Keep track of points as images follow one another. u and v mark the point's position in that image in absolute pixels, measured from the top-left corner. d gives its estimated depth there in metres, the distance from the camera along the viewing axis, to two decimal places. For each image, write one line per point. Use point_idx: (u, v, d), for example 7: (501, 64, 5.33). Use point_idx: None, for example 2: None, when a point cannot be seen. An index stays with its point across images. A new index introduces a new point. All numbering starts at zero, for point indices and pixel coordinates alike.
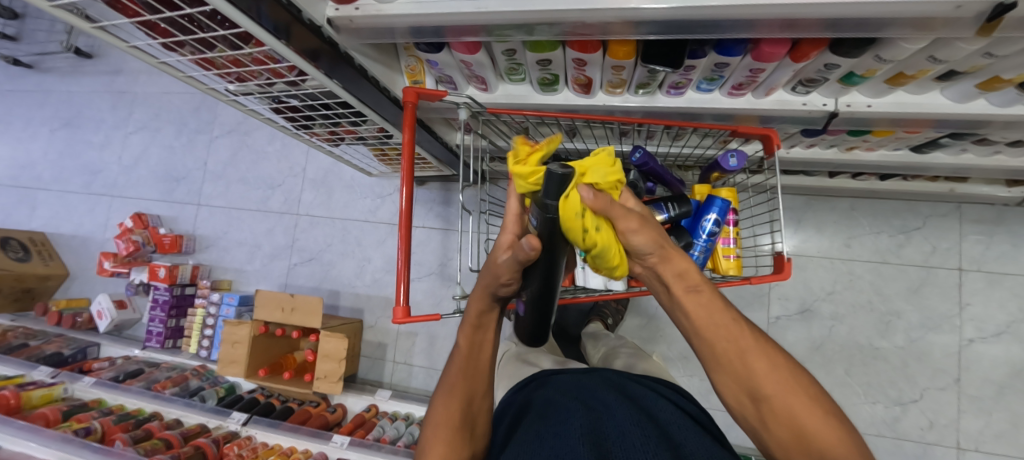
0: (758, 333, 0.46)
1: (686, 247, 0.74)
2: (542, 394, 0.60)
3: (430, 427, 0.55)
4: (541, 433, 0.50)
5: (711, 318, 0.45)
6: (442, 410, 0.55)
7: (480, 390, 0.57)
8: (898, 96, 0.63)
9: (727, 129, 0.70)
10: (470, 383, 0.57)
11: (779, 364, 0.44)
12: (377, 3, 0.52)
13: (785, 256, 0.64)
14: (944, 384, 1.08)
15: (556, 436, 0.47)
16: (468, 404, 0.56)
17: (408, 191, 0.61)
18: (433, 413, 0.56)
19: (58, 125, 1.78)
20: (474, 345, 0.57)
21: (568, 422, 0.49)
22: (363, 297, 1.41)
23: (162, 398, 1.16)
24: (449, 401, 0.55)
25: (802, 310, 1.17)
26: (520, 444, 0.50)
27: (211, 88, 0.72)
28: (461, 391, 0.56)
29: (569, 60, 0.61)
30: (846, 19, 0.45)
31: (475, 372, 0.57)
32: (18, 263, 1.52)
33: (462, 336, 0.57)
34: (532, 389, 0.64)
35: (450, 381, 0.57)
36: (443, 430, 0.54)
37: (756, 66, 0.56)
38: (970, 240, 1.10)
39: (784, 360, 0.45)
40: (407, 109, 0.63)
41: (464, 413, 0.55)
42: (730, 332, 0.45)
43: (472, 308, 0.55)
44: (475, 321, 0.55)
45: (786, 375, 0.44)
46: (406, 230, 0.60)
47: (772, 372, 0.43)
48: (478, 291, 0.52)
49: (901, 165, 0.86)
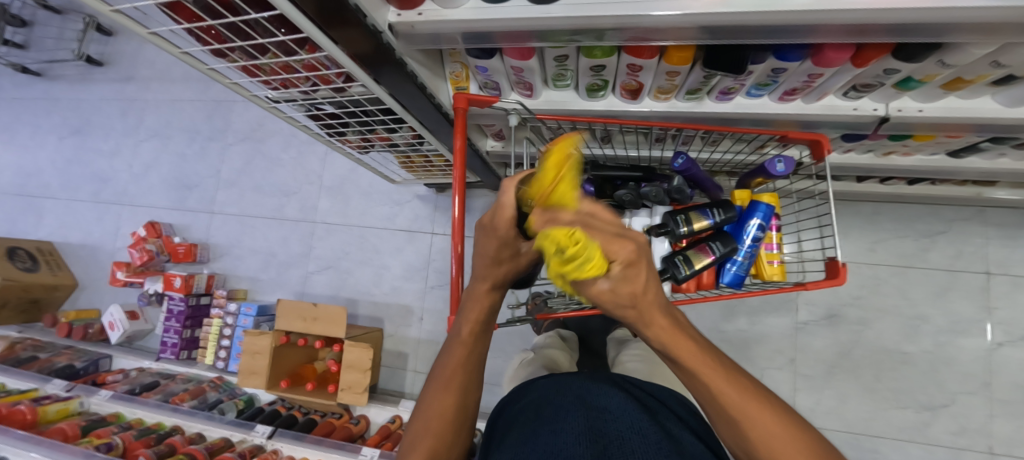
0: (761, 392, 0.37)
1: (731, 252, 0.73)
2: (534, 393, 0.56)
3: (417, 425, 0.49)
4: (536, 431, 0.46)
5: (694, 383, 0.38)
6: (432, 405, 0.49)
7: (474, 385, 0.52)
8: (948, 101, 0.63)
9: (776, 135, 0.69)
10: (462, 377, 0.51)
11: (786, 432, 0.35)
12: (440, 8, 0.52)
13: (839, 261, 0.64)
14: (973, 388, 1.08)
15: (552, 435, 0.44)
16: (464, 397, 0.50)
17: (459, 200, 0.60)
18: (422, 405, 0.50)
19: (67, 133, 1.76)
20: (473, 341, 0.52)
21: (563, 423, 0.45)
22: (381, 305, 1.39)
23: (182, 411, 1.14)
24: (444, 395, 0.49)
25: (828, 315, 1.16)
26: (515, 443, 0.46)
27: (253, 95, 0.70)
28: (456, 386, 0.50)
29: (622, 66, 0.61)
30: (912, 25, 0.44)
31: (471, 364, 0.52)
32: (26, 273, 1.48)
33: (465, 326, 0.52)
34: (522, 393, 0.59)
35: (442, 375, 0.51)
36: (432, 424, 0.48)
37: (815, 71, 0.56)
38: (994, 244, 1.10)
39: (795, 428, 0.36)
40: (459, 115, 0.63)
41: (458, 412, 0.49)
42: (719, 393, 0.37)
43: (481, 298, 0.52)
44: (480, 314, 0.52)
45: (789, 444, 0.35)
46: (459, 239, 0.59)
47: (775, 440, 0.35)
48: (486, 284, 0.51)
49: (935, 169, 0.86)
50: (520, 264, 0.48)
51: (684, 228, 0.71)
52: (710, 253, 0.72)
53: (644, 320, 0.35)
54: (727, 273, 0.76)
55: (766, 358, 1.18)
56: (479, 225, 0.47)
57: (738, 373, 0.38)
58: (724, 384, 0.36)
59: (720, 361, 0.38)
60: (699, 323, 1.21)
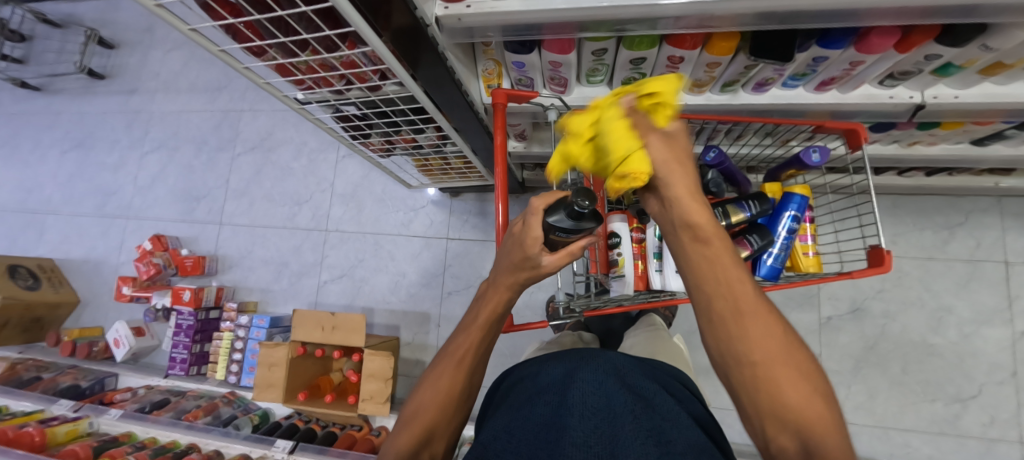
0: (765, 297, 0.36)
1: (768, 245, 0.72)
2: (533, 368, 0.61)
3: (422, 395, 0.54)
4: (534, 406, 0.49)
5: (709, 268, 0.36)
6: (439, 380, 0.54)
7: (478, 367, 0.56)
8: (985, 88, 0.63)
9: (812, 125, 0.69)
10: (472, 362, 0.55)
11: (781, 337, 0.35)
12: (489, 0, 0.51)
13: (884, 249, 0.63)
14: (1001, 378, 1.08)
15: (553, 411, 0.47)
16: (470, 380, 0.55)
17: (504, 205, 0.60)
18: (430, 375, 0.55)
19: (69, 147, 1.72)
20: (486, 328, 0.55)
21: (558, 396, 0.49)
22: (398, 313, 1.37)
23: (197, 428, 1.10)
24: (452, 373, 0.54)
25: (853, 309, 1.16)
26: (514, 416, 0.50)
27: (285, 96, 0.69)
28: (465, 368, 0.55)
29: (663, 58, 0.60)
30: (949, 6, 0.44)
31: (481, 350, 0.56)
32: (28, 291, 1.44)
33: (482, 314, 0.55)
34: (521, 376, 0.62)
35: (454, 354, 0.55)
36: (435, 396, 0.53)
37: (858, 58, 0.56)
38: (1013, 233, 1.11)
39: (789, 336, 0.35)
40: (498, 111, 0.62)
41: (462, 390, 0.54)
42: (727, 282, 0.36)
43: (501, 291, 0.54)
44: (499, 304, 0.54)
45: (778, 343, 0.35)
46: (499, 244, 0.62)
47: (771, 342, 0.34)
48: (507, 279, 0.53)
49: (960, 159, 0.87)
50: (539, 274, 0.51)
51: (722, 222, 0.70)
52: (749, 246, 0.71)
53: (681, 193, 0.37)
54: (765, 265, 0.74)
55: None
56: (509, 234, 0.52)
57: (748, 273, 0.37)
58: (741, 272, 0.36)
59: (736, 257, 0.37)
60: None
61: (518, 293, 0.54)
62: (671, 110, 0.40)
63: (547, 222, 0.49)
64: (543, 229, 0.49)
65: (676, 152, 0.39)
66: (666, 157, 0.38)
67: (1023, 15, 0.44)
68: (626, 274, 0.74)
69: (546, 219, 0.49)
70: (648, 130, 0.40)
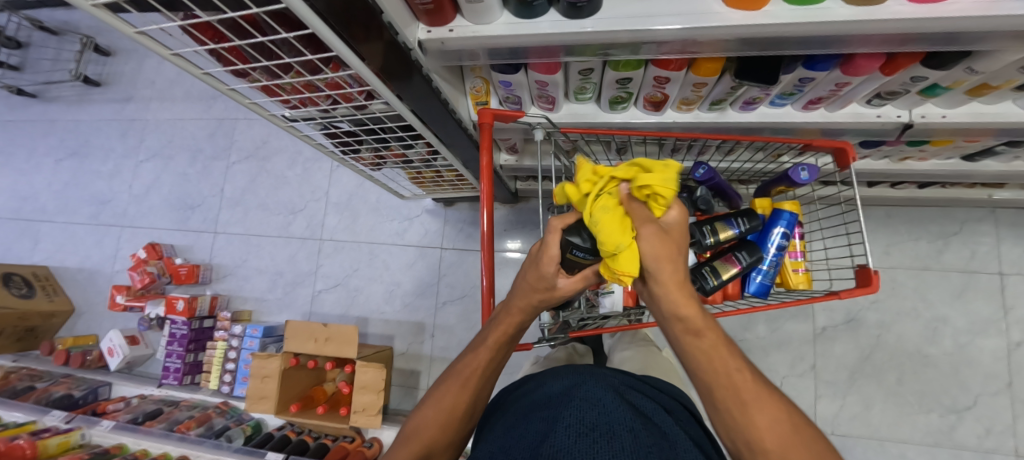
0: (758, 377, 0.43)
1: (757, 261, 0.72)
2: (532, 385, 0.61)
3: (425, 411, 0.54)
4: (529, 422, 0.50)
5: (710, 366, 0.42)
6: (443, 398, 0.55)
7: (484, 388, 0.57)
8: (973, 107, 0.63)
9: (800, 143, 0.69)
10: (480, 382, 0.56)
11: (783, 416, 0.40)
12: (472, 24, 0.51)
13: (872, 269, 0.63)
14: (996, 389, 1.07)
15: (546, 423, 0.48)
16: (473, 402, 0.55)
17: (488, 213, 0.60)
18: (436, 392, 0.56)
19: (65, 155, 1.72)
20: (496, 350, 0.56)
21: (554, 410, 0.50)
22: (393, 323, 1.36)
23: (188, 441, 1.10)
24: (457, 392, 0.55)
25: (847, 320, 1.16)
26: (509, 434, 0.50)
27: (271, 115, 0.70)
28: (470, 389, 0.55)
29: (649, 79, 0.60)
30: (928, 36, 0.44)
31: (488, 372, 0.56)
32: (22, 299, 1.44)
33: (491, 335, 0.56)
34: (518, 393, 0.63)
35: (460, 374, 0.56)
36: (439, 413, 0.54)
37: (843, 79, 0.56)
38: (1007, 244, 1.11)
39: (788, 410, 0.41)
40: (484, 130, 0.62)
41: (465, 411, 0.55)
42: (728, 375, 0.42)
43: (514, 314, 0.55)
44: (510, 327, 0.56)
45: (789, 428, 0.40)
46: (489, 252, 0.60)
47: (779, 428, 0.40)
48: (520, 302, 0.54)
49: (951, 173, 0.87)
50: (555, 296, 0.51)
51: (710, 239, 0.69)
52: (737, 264, 0.71)
53: (679, 292, 0.42)
54: (754, 282, 0.75)
55: (787, 365, 1.16)
56: (526, 256, 0.52)
57: (740, 356, 0.43)
58: (735, 362, 0.42)
59: (730, 346, 0.43)
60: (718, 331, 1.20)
61: (530, 317, 0.55)
62: (667, 196, 0.44)
63: (567, 240, 0.46)
64: (561, 248, 0.47)
65: (668, 244, 0.43)
66: (660, 251, 0.42)
67: (998, 43, 0.44)
68: (615, 291, 0.74)
69: (564, 236, 0.46)
70: (644, 218, 0.44)
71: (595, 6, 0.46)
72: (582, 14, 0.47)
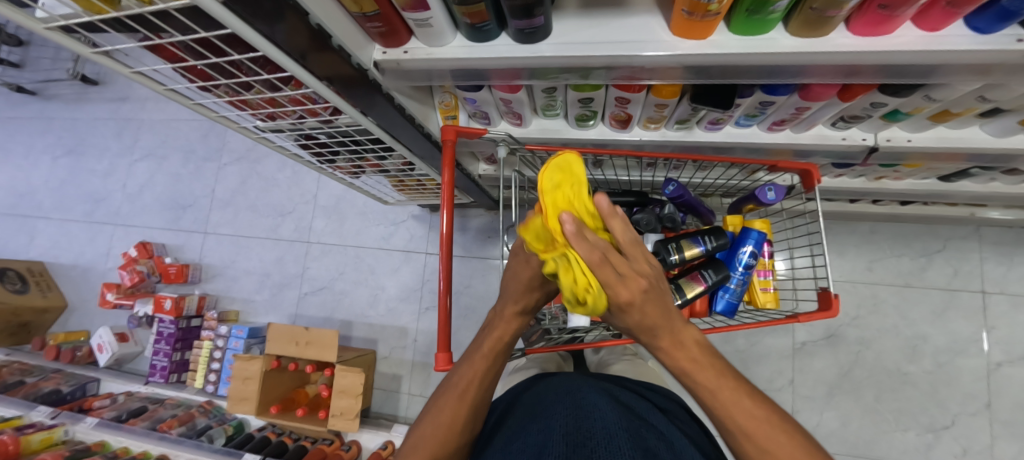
0: (775, 413, 0.38)
1: (724, 280, 0.72)
2: (531, 397, 0.63)
3: (425, 425, 0.54)
4: (527, 429, 0.54)
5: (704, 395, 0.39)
6: (442, 411, 0.54)
7: (484, 399, 0.56)
8: (938, 132, 0.62)
9: (766, 164, 0.69)
10: (481, 393, 0.56)
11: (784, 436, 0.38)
12: (426, 46, 0.51)
13: (832, 293, 0.63)
14: (975, 409, 1.06)
15: (540, 432, 0.51)
16: (472, 414, 0.55)
17: (448, 215, 0.60)
18: (434, 405, 0.55)
19: (62, 153, 1.75)
20: (493, 359, 0.56)
21: (550, 417, 0.53)
22: (376, 327, 1.37)
23: (168, 440, 1.12)
24: (455, 405, 0.54)
25: (828, 335, 1.15)
26: (511, 439, 0.54)
27: (241, 127, 0.71)
28: (468, 401, 0.55)
29: (611, 99, 0.61)
30: (867, 67, 0.44)
31: (484, 381, 0.56)
32: (15, 295, 1.46)
33: (485, 343, 0.57)
34: (516, 398, 0.66)
35: (456, 385, 0.56)
36: (440, 427, 0.53)
37: (803, 104, 0.56)
38: (991, 263, 1.10)
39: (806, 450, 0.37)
40: (447, 147, 0.62)
41: (465, 422, 0.54)
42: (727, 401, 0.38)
43: (507, 323, 0.55)
44: (506, 334, 0.56)
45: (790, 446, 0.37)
46: (449, 257, 0.60)
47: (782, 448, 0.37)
48: (513, 307, 0.54)
49: (928, 193, 0.86)
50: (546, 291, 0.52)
51: (676, 257, 0.68)
52: (703, 282, 0.70)
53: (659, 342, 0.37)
54: (721, 300, 0.74)
55: (765, 379, 1.16)
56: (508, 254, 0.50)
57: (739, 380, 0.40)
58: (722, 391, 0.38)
59: (731, 378, 0.39)
60: None
61: (525, 320, 0.56)
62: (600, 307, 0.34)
63: None
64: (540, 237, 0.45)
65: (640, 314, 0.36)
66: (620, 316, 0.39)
67: (938, 77, 0.44)
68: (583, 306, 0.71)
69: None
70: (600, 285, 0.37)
71: (546, 30, 0.46)
72: (535, 39, 0.47)
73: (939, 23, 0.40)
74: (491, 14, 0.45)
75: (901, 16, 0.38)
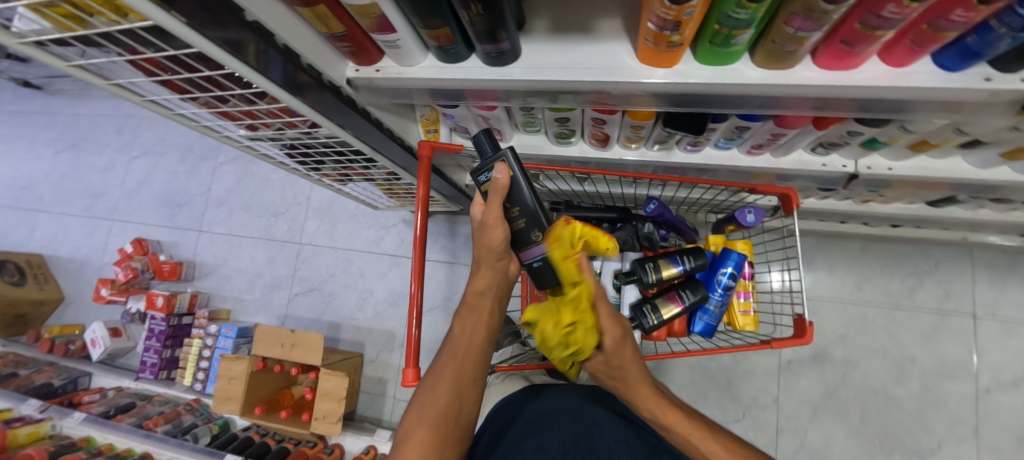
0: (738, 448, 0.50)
1: (702, 301, 0.71)
2: (523, 409, 0.64)
3: (410, 415, 0.51)
4: (524, 445, 0.55)
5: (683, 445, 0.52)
6: (426, 396, 0.52)
7: (469, 377, 0.54)
8: (919, 160, 0.62)
9: (745, 186, 0.69)
10: (468, 368, 0.54)
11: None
12: (398, 65, 0.51)
13: (807, 320, 0.63)
14: (962, 435, 1.05)
15: (540, 450, 0.53)
16: (457, 393, 0.52)
17: (421, 220, 0.61)
18: (418, 398, 0.52)
19: (63, 147, 1.77)
20: (468, 330, 0.56)
21: (548, 436, 0.55)
22: (363, 330, 1.38)
23: (152, 439, 1.14)
24: (438, 386, 0.52)
25: (814, 355, 1.14)
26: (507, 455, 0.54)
27: (224, 136, 0.71)
28: (450, 378, 0.53)
29: (588, 119, 0.61)
30: (834, 101, 0.44)
31: (465, 354, 0.55)
32: (13, 287, 1.49)
33: (458, 317, 0.57)
34: (507, 409, 0.67)
35: (438, 370, 0.54)
36: (425, 415, 0.50)
37: (778, 131, 0.55)
38: (982, 287, 1.08)
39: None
40: (422, 162, 0.62)
41: (450, 404, 0.51)
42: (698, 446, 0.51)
43: (474, 284, 0.57)
44: (473, 297, 0.57)
45: None
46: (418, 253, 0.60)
47: None
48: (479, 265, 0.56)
49: (916, 216, 0.85)
50: (485, 224, 0.53)
51: (652, 277, 0.68)
52: (680, 302, 0.70)
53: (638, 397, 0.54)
54: (700, 322, 0.74)
55: (749, 397, 1.15)
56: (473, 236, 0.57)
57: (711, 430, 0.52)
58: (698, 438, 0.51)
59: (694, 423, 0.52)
60: (684, 359, 1.19)
61: (493, 273, 0.56)
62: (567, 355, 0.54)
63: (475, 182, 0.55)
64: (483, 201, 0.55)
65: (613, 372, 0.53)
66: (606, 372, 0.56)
67: (906, 112, 0.44)
68: None
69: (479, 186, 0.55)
70: None
71: (515, 52, 0.46)
72: (504, 61, 0.47)
73: (904, 59, 0.40)
74: (459, 37, 0.45)
75: (863, 52, 0.38)
